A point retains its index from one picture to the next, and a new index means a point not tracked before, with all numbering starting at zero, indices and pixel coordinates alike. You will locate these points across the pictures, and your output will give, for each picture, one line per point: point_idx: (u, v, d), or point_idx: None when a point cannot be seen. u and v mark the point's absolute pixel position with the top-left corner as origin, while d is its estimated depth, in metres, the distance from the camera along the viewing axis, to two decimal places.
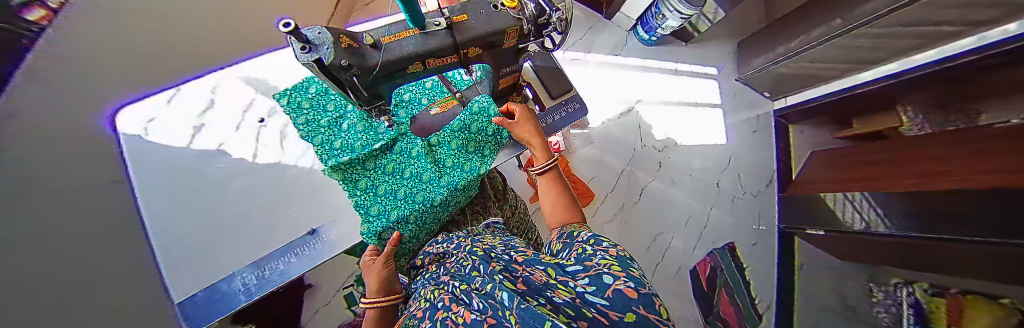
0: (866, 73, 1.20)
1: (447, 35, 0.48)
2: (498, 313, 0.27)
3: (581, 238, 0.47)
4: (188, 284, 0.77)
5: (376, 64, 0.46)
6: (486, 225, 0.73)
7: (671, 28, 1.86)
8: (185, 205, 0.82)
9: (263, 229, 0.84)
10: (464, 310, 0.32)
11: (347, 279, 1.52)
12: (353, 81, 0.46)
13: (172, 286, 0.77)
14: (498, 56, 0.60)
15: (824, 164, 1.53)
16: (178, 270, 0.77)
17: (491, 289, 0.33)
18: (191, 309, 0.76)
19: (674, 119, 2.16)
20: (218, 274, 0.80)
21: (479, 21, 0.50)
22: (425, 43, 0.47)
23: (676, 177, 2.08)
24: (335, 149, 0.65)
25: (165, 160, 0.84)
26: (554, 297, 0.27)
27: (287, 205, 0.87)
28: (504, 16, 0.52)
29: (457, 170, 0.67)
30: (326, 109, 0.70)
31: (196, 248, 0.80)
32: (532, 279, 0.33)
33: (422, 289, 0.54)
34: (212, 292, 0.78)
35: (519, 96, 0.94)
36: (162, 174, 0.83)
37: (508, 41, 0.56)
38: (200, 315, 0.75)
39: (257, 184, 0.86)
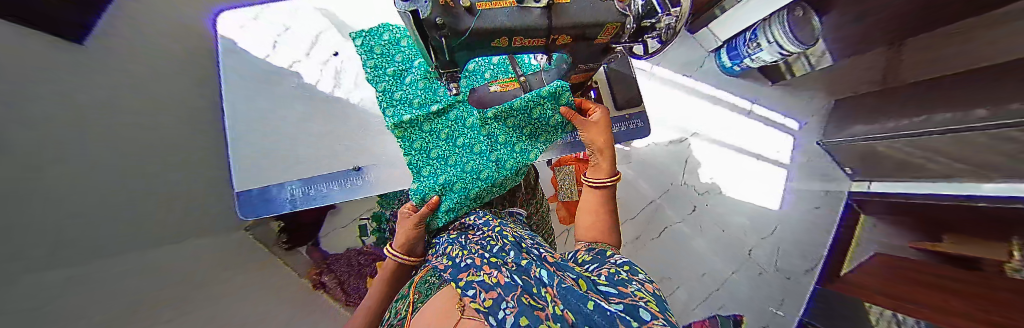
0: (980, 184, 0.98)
1: (544, 14, 0.43)
2: (522, 308, 0.28)
3: (616, 260, 0.45)
4: (250, 180, 0.87)
5: (467, 29, 0.42)
6: (509, 213, 0.76)
7: (762, 61, 1.61)
8: (258, 111, 0.91)
9: (320, 152, 0.92)
10: (490, 288, 0.34)
11: (365, 212, 1.65)
12: (441, 41, 0.44)
13: (236, 177, 0.87)
14: (583, 50, 0.56)
15: (883, 269, 1.32)
16: (244, 166, 0.87)
17: (520, 281, 0.34)
18: (247, 201, 0.87)
19: (729, 164, 1.96)
20: (273, 181, 0.89)
21: (581, 8, 0.45)
22: (521, 18, 0.43)
23: (707, 227, 1.91)
24: (398, 100, 0.68)
25: (251, 64, 0.92)
26: (584, 306, 0.27)
27: (341, 139, 0.94)
28: (608, 8, 0.46)
29: (507, 149, 0.68)
30: (393, 60, 0.71)
31: (263, 149, 0.89)
32: (562, 281, 0.33)
33: (444, 246, 0.58)
34: (265, 193, 0.88)
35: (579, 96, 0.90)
36: (248, 77, 0.91)
37: (602, 36, 0.52)
38: (254, 208, 0.87)
39: (321, 112, 0.94)
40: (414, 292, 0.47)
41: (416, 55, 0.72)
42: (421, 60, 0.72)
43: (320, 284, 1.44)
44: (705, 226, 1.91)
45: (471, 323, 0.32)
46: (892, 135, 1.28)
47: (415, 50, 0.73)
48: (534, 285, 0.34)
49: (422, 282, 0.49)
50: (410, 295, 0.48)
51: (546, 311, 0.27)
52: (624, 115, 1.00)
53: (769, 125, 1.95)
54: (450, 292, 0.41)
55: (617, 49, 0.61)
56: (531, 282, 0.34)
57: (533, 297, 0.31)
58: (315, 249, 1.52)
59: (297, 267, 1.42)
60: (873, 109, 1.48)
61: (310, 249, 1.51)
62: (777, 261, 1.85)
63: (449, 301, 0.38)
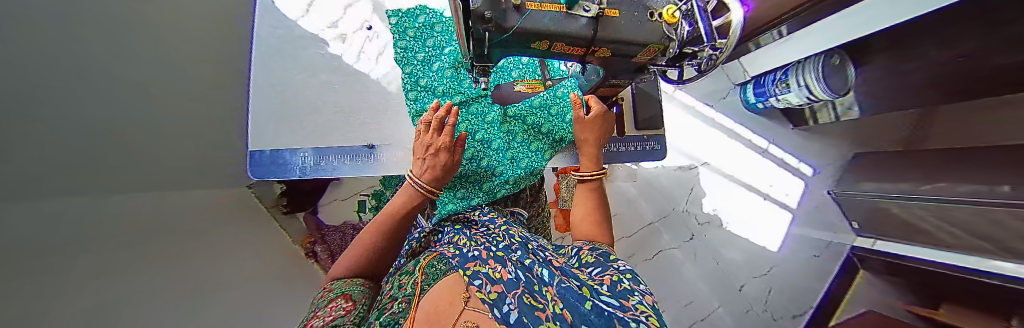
0: (993, 261, 1.00)
1: (589, 25, 0.43)
2: (523, 308, 0.29)
3: (620, 266, 0.43)
4: (262, 142, 0.88)
5: (512, 27, 0.41)
6: (511, 212, 0.78)
7: (788, 103, 1.58)
8: (281, 77, 0.91)
9: (336, 124, 0.93)
10: (495, 282, 0.36)
11: (365, 189, 1.67)
12: (483, 35, 0.42)
13: (252, 137, 0.88)
14: (617, 66, 0.56)
15: (871, 325, 1.37)
16: (261, 128, 0.88)
17: (522, 278, 0.35)
18: (256, 162, 0.88)
19: (735, 198, 1.93)
20: (285, 146, 0.89)
21: (630, 23, 0.45)
22: (564, 24, 0.42)
23: (701, 257, 1.90)
24: (422, 87, 0.69)
25: (284, 24, 0.93)
26: (582, 307, 0.29)
27: (358, 115, 0.94)
28: (656, 29, 0.46)
29: (524, 147, 0.71)
30: (425, 44, 0.71)
31: (281, 111, 0.90)
32: (561, 281, 0.35)
33: (449, 235, 0.59)
34: (276, 156, 0.89)
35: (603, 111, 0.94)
36: (278, 38, 0.92)
37: (642, 55, 0.52)
38: (264, 170, 0.88)
39: (342, 85, 0.94)
40: (418, 275, 0.48)
41: (447, 43, 0.72)
42: (451, 49, 0.71)
43: (312, 254, 1.46)
44: (700, 255, 1.90)
45: (475, 311, 0.35)
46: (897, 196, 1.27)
47: (448, 38, 0.72)
48: (535, 283, 0.35)
49: (430, 265, 0.50)
50: (417, 275, 0.48)
51: (545, 312, 0.28)
52: (642, 136, 1.00)
53: (782, 166, 1.92)
54: (454, 279, 0.42)
55: (651, 71, 0.61)
56: (532, 280, 0.35)
57: (533, 296, 0.31)
58: (312, 218, 1.53)
59: (293, 233, 1.45)
60: (890, 168, 1.45)
61: (307, 216, 1.52)
62: (766, 302, 1.83)
63: (454, 286, 0.40)
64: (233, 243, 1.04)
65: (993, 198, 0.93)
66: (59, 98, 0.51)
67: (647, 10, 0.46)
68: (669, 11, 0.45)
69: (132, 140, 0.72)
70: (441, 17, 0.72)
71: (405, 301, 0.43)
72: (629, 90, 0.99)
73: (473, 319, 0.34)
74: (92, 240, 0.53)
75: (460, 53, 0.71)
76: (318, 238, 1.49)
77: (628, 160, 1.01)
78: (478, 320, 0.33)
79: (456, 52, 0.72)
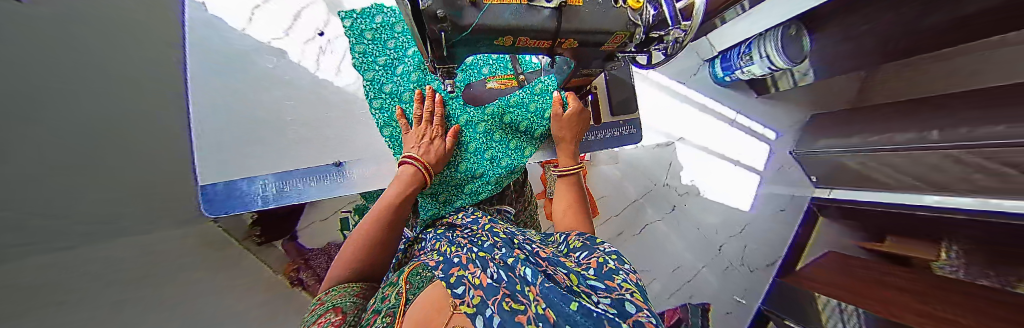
0: (929, 197, 1.15)
1: (552, 16, 0.41)
2: (502, 315, 0.23)
3: (605, 247, 0.44)
4: (211, 169, 0.79)
5: (469, 26, 0.38)
6: (497, 210, 0.77)
7: (751, 73, 1.66)
8: (226, 95, 0.82)
9: (300, 142, 0.86)
10: (477, 286, 0.32)
11: (346, 204, 1.57)
12: (440, 36, 0.39)
13: (198, 166, 0.78)
14: (588, 55, 0.55)
15: (833, 267, 1.53)
16: (210, 154, 0.79)
17: (503, 280, 0.31)
18: (209, 194, 0.79)
19: (709, 168, 2.05)
20: (240, 173, 0.82)
21: (595, 12, 0.43)
22: (526, 17, 0.40)
23: (683, 226, 2.02)
24: (388, 94, 0.64)
25: (221, 35, 0.82)
26: (565, 307, 0.21)
27: (324, 129, 0.88)
28: (621, 16, 0.45)
29: (502, 146, 0.70)
30: (385, 46, 0.66)
31: (234, 133, 0.82)
32: (546, 281, 0.28)
33: (431, 242, 0.58)
34: (232, 188, 0.81)
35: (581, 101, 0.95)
36: (216, 51, 0.81)
37: (610, 43, 0.50)
38: (221, 204, 0.80)
39: (301, 100, 0.87)
40: (401, 284, 0.45)
41: (409, 43, 0.67)
42: (416, 50, 0.67)
43: (298, 281, 1.43)
44: (682, 225, 2.02)
45: (458, 316, 0.29)
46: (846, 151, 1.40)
47: (410, 38, 0.67)
48: (517, 283, 0.30)
49: (413, 274, 0.47)
50: (401, 285, 0.45)
51: (526, 313, 0.21)
52: (619, 121, 1.02)
53: (749, 133, 2.05)
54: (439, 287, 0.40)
55: (621, 57, 0.60)
56: (515, 280, 0.30)
57: (514, 299, 0.25)
58: (292, 244, 1.45)
59: (272, 262, 1.38)
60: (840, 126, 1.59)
61: (286, 243, 1.43)
62: (743, 259, 1.99)
63: (435, 291, 0.37)
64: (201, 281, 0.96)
65: (923, 145, 1.05)
66: None
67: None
68: None
69: (59, 183, 0.63)
70: (398, 15, 0.67)
71: (388, 314, 0.38)
72: (601, 77, 0.98)
73: (459, 325, 0.27)
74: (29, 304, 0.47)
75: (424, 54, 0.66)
76: (302, 264, 1.44)
77: (609, 147, 1.03)
78: (462, 324, 0.28)
79: (419, 54, 0.68)
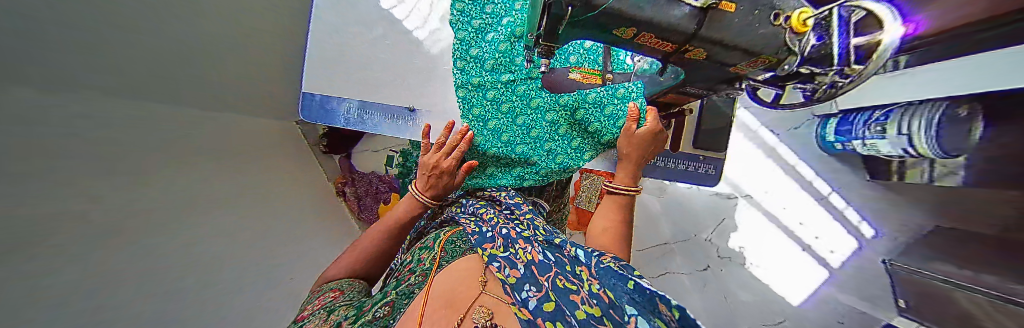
0: None
1: (694, 17, 0.37)
2: (558, 292, 0.30)
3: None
4: (313, 83, 0.92)
5: (601, 6, 0.35)
6: (533, 202, 0.77)
7: (878, 151, 1.33)
8: (339, 23, 0.92)
9: (383, 81, 0.94)
10: (514, 265, 0.36)
11: (395, 145, 1.73)
12: (565, 12, 0.37)
13: (306, 80, 0.92)
14: (709, 70, 0.49)
15: None
16: (315, 70, 0.91)
17: (552, 261, 0.36)
18: (307, 104, 0.92)
19: (769, 240, 1.78)
20: (334, 92, 0.93)
21: (740, 26, 0.38)
22: (664, 10, 0.37)
23: (713, 291, 1.80)
24: (472, 58, 0.66)
25: None
26: (621, 287, 0.27)
27: (406, 74, 0.95)
28: (776, 38, 0.40)
29: (565, 141, 0.69)
30: (482, 10, 0.66)
31: (333, 56, 0.92)
32: (598, 262, 0.35)
33: (473, 208, 0.59)
34: (325, 101, 0.92)
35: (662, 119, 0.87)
36: None
37: (745, 64, 0.45)
38: (316, 114, 0.92)
39: (392, 41, 0.94)
40: (438, 248, 0.48)
41: (506, 12, 0.66)
42: (510, 19, 0.66)
43: (342, 193, 1.57)
44: (711, 288, 1.80)
45: (489, 296, 0.33)
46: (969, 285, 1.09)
47: (509, 7, 0.67)
48: (568, 263, 0.37)
49: (450, 243, 0.49)
50: (437, 251, 0.47)
51: (580, 294, 0.29)
52: (698, 155, 0.92)
53: (838, 220, 1.70)
54: (476, 258, 0.42)
55: (742, 83, 0.54)
56: (562, 263, 0.36)
57: (566, 278, 0.32)
58: (344, 161, 1.65)
59: (328, 170, 1.62)
60: None
61: (342, 159, 1.65)
62: None
63: (471, 264, 0.40)
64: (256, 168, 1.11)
65: None
66: None
67: (773, 11, 0.38)
68: (802, 16, 0.37)
69: None
70: None
71: (422, 273, 0.42)
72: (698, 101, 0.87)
73: (488, 305, 0.31)
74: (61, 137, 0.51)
75: (518, 26, 0.65)
76: (348, 180, 1.60)
77: (673, 179, 0.93)
78: (494, 304, 0.32)
79: (514, 24, 0.66)
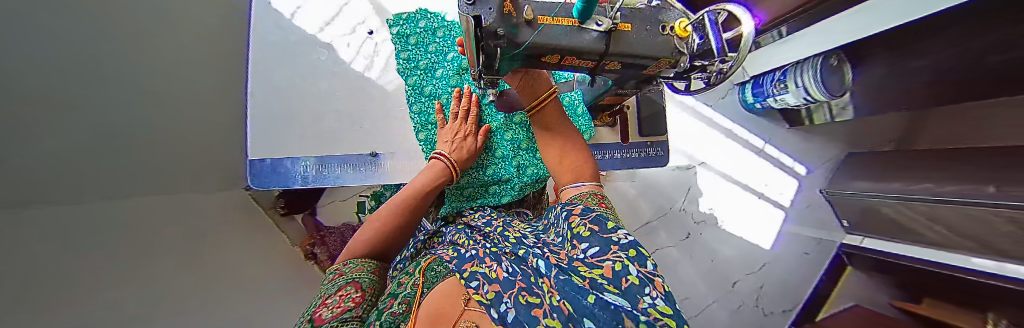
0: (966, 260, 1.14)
1: (602, 38, 0.43)
2: (520, 308, 0.28)
3: (621, 238, 0.35)
4: (260, 148, 0.89)
5: (524, 43, 0.41)
6: (516, 212, 0.78)
7: (786, 103, 1.59)
8: (283, 85, 0.91)
9: (338, 131, 0.93)
10: (492, 281, 0.34)
11: (365, 190, 1.66)
12: (495, 51, 0.42)
13: (252, 144, 0.88)
14: (629, 76, 0.56)
15: (852, 319, 1.51)
16: (262, 136, 0.89)
17: (518, 276, 0.34)
18: (258, 170, 0.89)
19: (731, 198, 1.98)
20: (283, 154, 0.91)
21: (641, 41, 0.45)
22: (576, 39, 0.42)
23: (697, 255, 1.94)
24: (428, 97, 0.69)
25: (283, 31, 0.92)
26: (584, 300, 0.27)
27: (360, 122, 0.94)
28: (668, 44, 0.46)
29: (529, 154, 0.73)
30: (427, 50, 0.70)
31: (280, 118, 0.91)
32: (559, 273, 0.34)
33: (450, 235, 0.59)
34: (278, 162, 0.90)
35: (609, 118, 0.98)
36: (274, 43, 0.91)
37: (653, 67, 0.52)
38: (264, 179, 0.89)
39: (344, 92, 0.94)
40: (418, 275, 0.44)
41: (450, 48, 0.70)
42: (454, 54, 0.71)
43: (312, 255, 1.44)
44: (695, 253, 1.94)
45: (476, 312, 0.31)
46: (887, 195, 1.31)
47: (451, 42, 0.71)
48: (530, 276, 0.34)
49: (429, 269, 0.47)
50: (417, 275, 0.45)
51: (543, 307, 0.27)
52: (646, 142, 1.03)
53: (778, 166, 1.95)
54: (454, 281, 0.39)
55: (658, 81, 0.62)
56: (528, 273, 0.34)
57: (530, 292, 0.30)
58: (309, 218, 1.50)
59: (292, 234, 1.48)
60: (880, 169, 1.49)
61: (304, 217, 1.49)
62: (758, 298, 1.89)
63: (453, 287, 0.38)
64: (216, 248, 0.99)
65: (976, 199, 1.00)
66: (31, 97, 0.49)
67: (659, 24, 0.46)
68: (683, 25, 0.44)
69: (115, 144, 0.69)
70: (442, 22, 0.71)
71: (405, 301, 0.38)
72: (634, 98, 1.02)
73: (473, 319, 0.31)
74: (55, 257, 0.49)
75: (463, 59, 0.70)
76: (317, 240, 1.45)
77: (631, 167, 1.04)
78: (477, 320, 0.30)
79: (459, 58, 0.71)
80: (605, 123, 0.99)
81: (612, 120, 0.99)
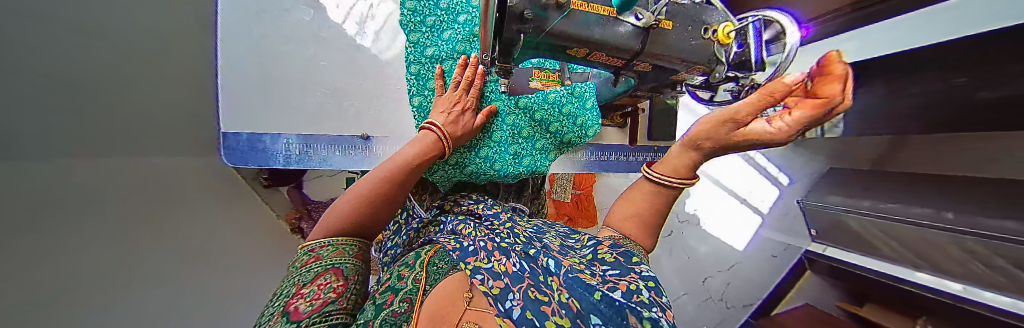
0: (920, 273, 1.26)
1: (636, 34, 0.41)
2: (527, 304, 0.26)
3: (643, 270, 0.33)
4: (239, 121, 0.82)
5: (550, 28, 0.38)
6: (512, 207, 0.73)
7: None
8: (260, 46, 0.81)
9: (327, 107, 0.86)
10: (499, 276, 0.32)
11: None
12: (516, 39, 0.40)
13: (223, 117, 0.80)
14: (655, 77, 0.54)
15: (801, 318, 1.68)
16: (238, 104, 0.81)
17: (526, 271, 0.33)
18: (232, 146, 0.82)
19: (716, 201, 2.06)
20: (266, 130, 0.84)
21: (679, 40, 0.43)
22: (607, 31, 0.40)
23: (675, 250, 2.06)
24: (428, 58, 0.63)
25: None
26: (590, 296, 0.25)
27: (352, 98, 0.88)
28: (707, 49, 0.45)
29: (529, 144, 0.72)
30: (437, 6, 0.64)
31: (263, 83, 0.82)
32: (568, 271, 0.31)
33: (452, 224, 0.56)
34: (254, 138, 0.83)
35: (619, 118, 0.96)
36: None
37: (683, 73, 0.50)
38: (241, 155, 0.82)
39: (335, 61, 0.86)
40: (419, 269, 0.42)
41: (465, 11, 0.67)
42: (468, 18, 0.67)
43: (298, 229, 1.47)
44: (673, 249, 2.07)
45: (476, 311, 0.30)
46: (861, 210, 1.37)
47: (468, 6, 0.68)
48: (539, 274, 0.32)
49: (431, 262, 0.45)
50: (419, 269, 0.42)
51: (551, 305, 0.25)
52: (652, 147, 1.03)
53: (765, 175, 2.02)
54: (461, 277, 0.37)
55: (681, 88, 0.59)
56: (537, 271, 0.32)
57: (538, 289, 0.28)
58: (296, 191, 1.46)
59: (277, 208, 1.44)
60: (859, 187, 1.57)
61: (291, 190, 1.45)
62: (724, 293, 2.02)
63: (456, 285, 0.35)
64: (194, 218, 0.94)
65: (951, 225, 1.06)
66: None
67: (702, 26, 0.44)
68: (726, 30, 0.43)
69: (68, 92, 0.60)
70: None
71: (407, 299, 0.36)
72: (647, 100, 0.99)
73: (475, 319, 0.28)
74: None
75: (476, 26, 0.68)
76: (303, 214, 1.47)
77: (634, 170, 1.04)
78: (481, 321, 0.28)
79: (472, 24, 0.68)
80: (615, 123, 0.97)
81: (621, 121, 0.98)
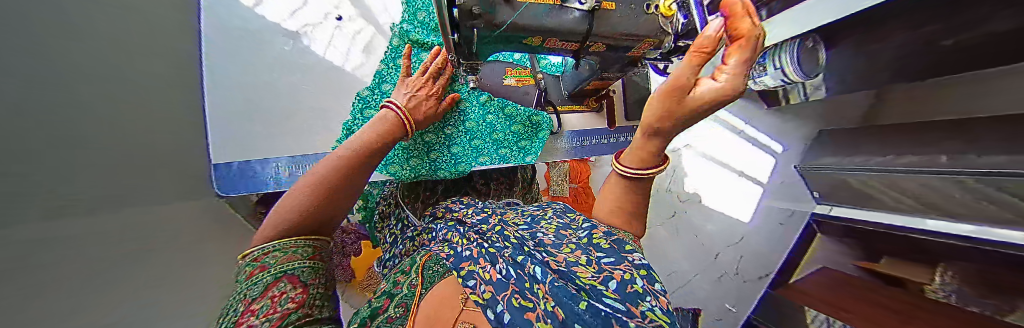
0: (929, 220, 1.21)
1: (584, 15, 0.53)
2: (514, 312, 0.27)
3: (635, 258, 0.35)
4: (227, 135, 1.09)
5: (501, 21, 0.51)
6: (508, 202, 0.77)
7: (765, 86, 1.63)
8: (242, 74, 1.10)
9: (304, 121, 1.15)
10: (486, 282, 0.32)
11: None
12: (473, 32, 0.53)
13: (218, 134, 1.08)
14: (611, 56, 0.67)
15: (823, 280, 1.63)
16: (231, 127, 1.10)
17: (513, 276, 0.32)
18: (226, 175, 1.10)
19: (708, 176, 2.15)
20: (255, 152, 1.12)
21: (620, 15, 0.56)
22: (557, 14, 0.52)
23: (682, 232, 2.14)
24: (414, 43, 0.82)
25: (258, 30, 1.12)
26: (576, 306, 0.26)
27: (327, 114, 1.17)
28: (650, 21, 0.58)
29: (466, 134, 0.88)
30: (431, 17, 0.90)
31: (245, 103, 1.10)
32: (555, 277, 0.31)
33: (442, 232, 0.58)
34: (247, 168, 1.11)
35: (593, 103, 1.11)
36: (245, 40, 1.10)
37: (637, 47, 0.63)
38: (236, 184, 1.11)
39: (312, 85, 1.15)
40: (415, 275, 0.45)
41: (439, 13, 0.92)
42: None
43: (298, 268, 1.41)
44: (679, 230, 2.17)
45: (471, 311, 0.33)
46: (858, 170, 1.38)
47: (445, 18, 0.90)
48: (525, 280, 0.31)
49: (425, 267, 0.46)
50: (414, 276, 0.44)
51: (537, 312, 0.26)
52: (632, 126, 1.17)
53: (756, 145, 2.02)
54: (452, 283, 0.38)
55: (642, 61, 0.71)
56: (523, 277, 0.31)
57: (523, 295, 0.29)
58: None
59: None
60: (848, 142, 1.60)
61: None
62: (738, 267, 2.00)
63: (451, 288, 0.38)
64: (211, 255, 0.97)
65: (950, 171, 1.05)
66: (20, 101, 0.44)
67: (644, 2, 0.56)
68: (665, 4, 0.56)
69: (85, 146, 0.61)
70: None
71: (402, 305, 0.40)
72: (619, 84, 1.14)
73: (470, 320, 0.32)
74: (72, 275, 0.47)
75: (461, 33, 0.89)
76: None
77: (620, 149, 1.16)
78: (476, 321, 0.32)
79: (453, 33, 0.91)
80: (591, 108, 1.12)
81: (596, 105, 1.12)
